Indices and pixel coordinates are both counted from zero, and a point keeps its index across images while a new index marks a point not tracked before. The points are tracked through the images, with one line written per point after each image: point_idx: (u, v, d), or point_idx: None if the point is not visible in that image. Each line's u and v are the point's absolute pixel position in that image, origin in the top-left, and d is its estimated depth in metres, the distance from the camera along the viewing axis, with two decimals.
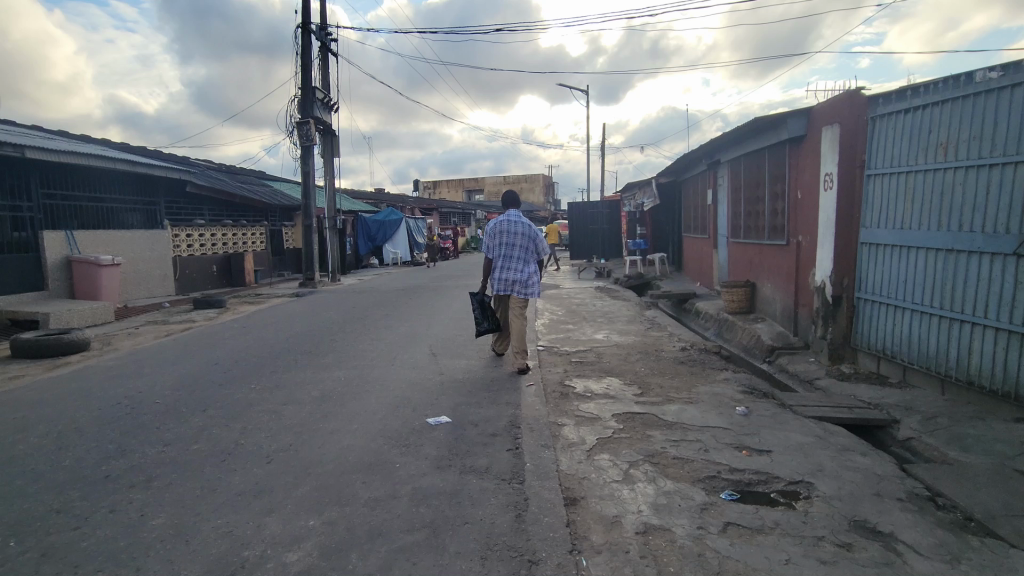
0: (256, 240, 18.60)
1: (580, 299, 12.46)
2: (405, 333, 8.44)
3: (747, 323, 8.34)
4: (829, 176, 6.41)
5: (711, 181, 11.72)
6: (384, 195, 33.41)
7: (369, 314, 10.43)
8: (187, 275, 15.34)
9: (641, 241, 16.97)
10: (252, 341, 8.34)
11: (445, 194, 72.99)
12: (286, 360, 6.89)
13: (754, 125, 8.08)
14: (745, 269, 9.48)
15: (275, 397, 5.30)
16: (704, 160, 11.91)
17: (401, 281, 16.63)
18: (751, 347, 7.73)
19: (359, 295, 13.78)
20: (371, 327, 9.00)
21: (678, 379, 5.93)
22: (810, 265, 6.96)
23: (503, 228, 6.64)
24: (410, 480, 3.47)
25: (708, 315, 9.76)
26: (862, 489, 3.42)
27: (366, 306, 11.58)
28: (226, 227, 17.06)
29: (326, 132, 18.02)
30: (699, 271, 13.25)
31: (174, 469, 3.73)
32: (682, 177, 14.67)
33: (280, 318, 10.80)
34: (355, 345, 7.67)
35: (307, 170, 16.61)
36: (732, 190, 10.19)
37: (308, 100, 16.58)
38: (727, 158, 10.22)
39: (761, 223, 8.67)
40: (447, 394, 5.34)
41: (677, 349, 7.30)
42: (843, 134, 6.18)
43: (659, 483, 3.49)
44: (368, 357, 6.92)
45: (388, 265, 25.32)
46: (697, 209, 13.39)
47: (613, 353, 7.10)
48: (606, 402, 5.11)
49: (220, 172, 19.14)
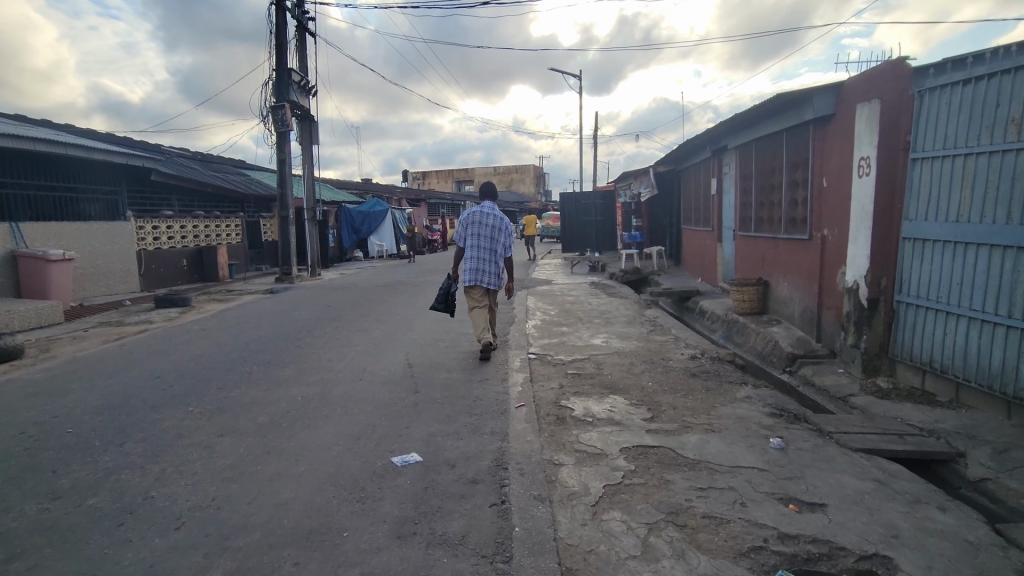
0: (231, 232, 17.57)
1: (574, 296, 11.61)
2: (380, 338, 7.55)
3: (760, 327, 7.51)
4: (864, 161, 5.57)
5: (715, 170, 10.91)
6: (369, 185, 32.31)
7: (344, 315, 9.51)
8: (153, 270, 14.34)
9: (637, 234, 16.14)
10: (207, 348, 7.41)
11: (434, 185, 71.85)
12: (240, 372, 6.00)
13: (770, 105, 7.25)
14: (755, 264, 8.66)
15: (212, 425, 4.39)
16: (707, 147, 11.09)
17: (385, 276, 15.69)
18: (768, 355, 6.90)
19: (337, 292, 12.84)
20: (342, 331, 8.10)
21: (691, 398, 5.10)
22: (838, 262, 6.13)
23: (477, 218, 6.80)
24: (360, 561, 2.59)
25: (714, 316, 8.96)
26: (959, 570, 2.59)
27: (341, 305, 10.64)
28: (198, 218, 16.04)
29: (304, 118, 17.02)
30: (700, 266, 12.45)
31: (50, 540, 2.83)
32: (681, 166, 13.84)
33: (246, 319, 9.87)
34: (322, 353, 6.76)
35: (283, 157, 15.63)
36: (741, 178, 9.36)
37: (283, 83, 15.59)
38: (736, 143, 9.39)
39: (776, 215, 7.86)
40: (420, 419, 4.47)
41: (687, 358, 6.46)
42: (882, 112, 5.33)
43: (690, 560, 2.64)
44: (334, 369, 6.04)
45: (373, 258, 24.35)
46: (699, 200, 12.59)
47: (614, 363, 6.25)
48: (610, 430, 4.26)
49: (192, 160, 18.08)
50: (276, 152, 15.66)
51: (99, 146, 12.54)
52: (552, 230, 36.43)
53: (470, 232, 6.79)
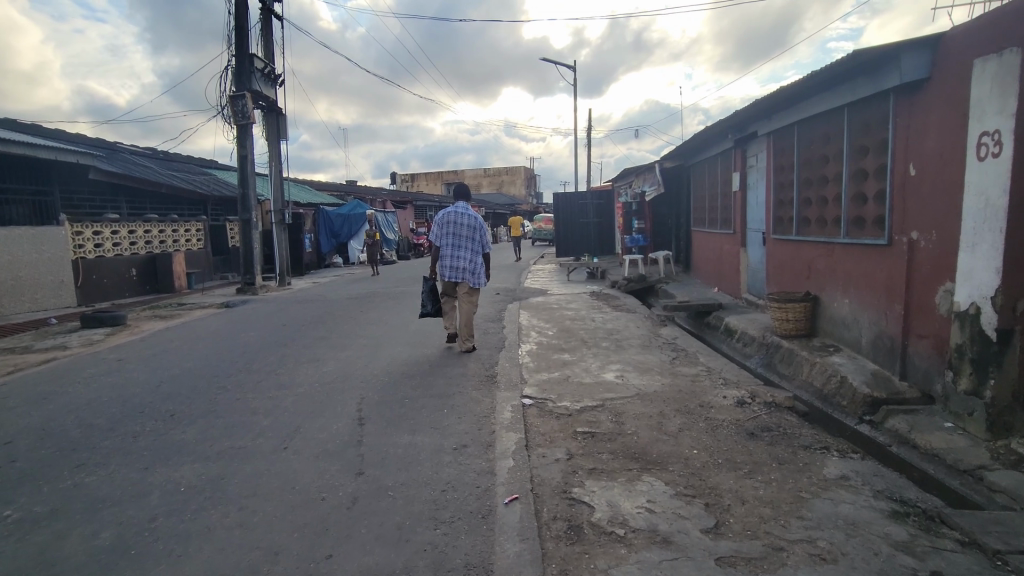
0: (190, 236, 15.83)
1: (574, 310, 10.02)
2: (331, 375, 5.90)
3: (815, 356, 5.96)
4: (989, 137, 3.99)
5: (737, 163, 9.43)
6: (351, 186, 30.58)
7: (299, 338, 7.88)
8: (94, 281, 12.60)
9: (639, 237, 14.67)
10: (106, 388, 5.75)
11: (423, 187, 70.27)
12: (122, 435, 4.33)
13: (829, 75, 5.70)
14: (798, 274, 7.13)
15: (20, 552, 2.75)
16: (728, 135, 9.57)
17: (360, 286, 14.03)
18: (832, 394, 5.32)
19: (300, 306, 11.16)
20: (289, 363, 6.44)
21: (760, 479, 3.50)
22: (938, 276, 4.58)
23: (458, 214, 7.06)
24: None
25: (747, 338, 7.38)
26: None
27: (299, 325, 8.97)
28: (149, 222, 14.28)
29: (270, 110, 15.39)
30: (717, 274, 10.95)
31: None
32: (692, 160, 12.34)
33: (181, 342, 8.17)
34: (250, 399, 5.13)
35: (244, 152, 13.97)
36: (774, 169, 7.85)
37: (244, 71, 13.91)
38: (769, 127, 7.87)
39: (830, 213, 6.31)
40: (356, 535, 2.85)
41: (731, 403, 4.86)
42: (1019, 68, 3.77)
43: None
44: (256, 428, 4.38)
45: (353, 265, 22.70)
46: (715, 198, 11.07)
47: (638, 412, 4.65)
48: (655, 556, 2.65)
49: (146, 159, 16.35)
50: (237, 148, 14.02)
51: (22, 140, 10.83)
52: (544, 233, 34.64)
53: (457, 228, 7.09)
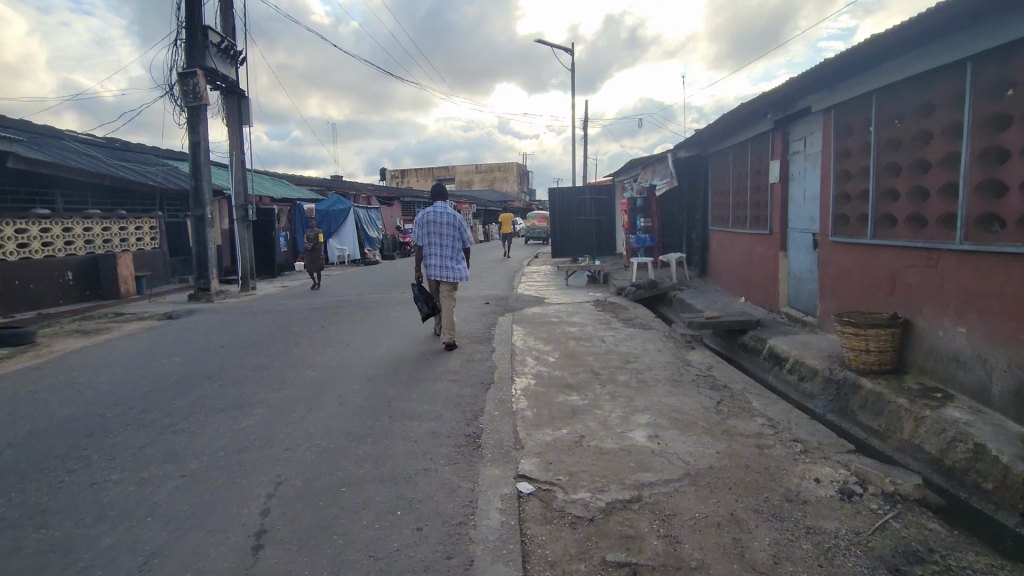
0: (140, 235, 14.05)
1: (578, 326, 8.32)
2: (249, 435, 4.22)
3: (920, 406, 4.33)
4: None
5: (776, 150, 7.82)
6: (332, 180, 28.68)
7: (229, 369, 6.14)
8: (16, 287, 10.94)
9: (646, 238, 13.12)
10: None
11: (412, 183, 68.30)
12: None
13: (952, 14, 4.11)
14: (874, 291, 5.52)
15: None
16: (765, 116, 7.97)
17: (331, 293, 12.28)
18: (965, 471, 3.70)
19: (251, 319, 9.40)
20: (199, 414, 4.73)
21: None
22: None
23: (438, 213, 6.94)
24: None
25: (804, 370, 5.75)
26: None
27: (239, 347, 7.25)
28: (89, 219, 12.57)
29: (230, 93, 13.66)
30: (744, 282, 9.33)
31: None
32: (712, 148, 10.70)
33: (81, 371, 6.41)
34: (107, 486, 3.42)
35: (198, 138, 12.22)
36: (835, 154, 6.22)
37: (197, 46, 12.15)
38: (828, 100, 6.25)
39: (936, 210, 4.69)
40: None
41: (832, 495, 3.24)
42: None
43: None
44: (87, 557, 2.70)
45: (332, 266, 20.89)
46: (741, 192, 9.44)
47: (697, 519, 2.99)
48: None
49: (91, 148, 14.50)
50: (189, 134, 12.28)
51: None
52: (536, 231, 32.78)
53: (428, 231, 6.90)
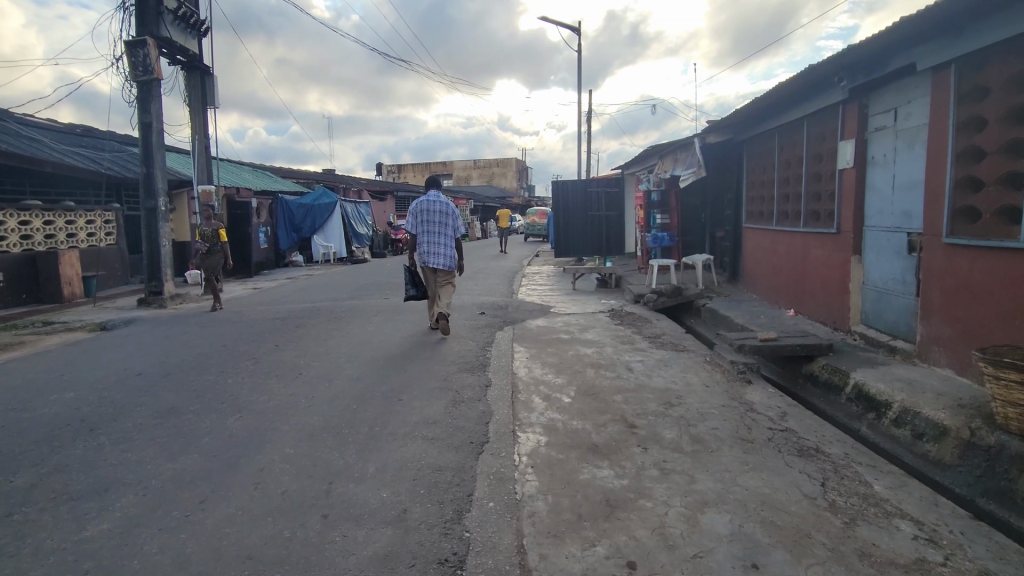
0: (90, 230, 12.33)
1: (594, 347, 6.67)
2: (80, 566, 2.56)
3: None
4: None
5: (851, 126, 6.14)
6: (321, 173, 26.98)
7: (124, 415, 4.48)
8: None
9: (665, 236, 11.43)
10: None
11: (410, 177, 66.61)
12: None
13: None
14: None
15: None
16: (835, 83, 6.27)
17: (302, 299, 10.62)
18: None
19: (195, 332, 7.75)
20: (29, 508, 3.06)
21: None
22: None
23: (429, 202, 6.46)
24: None
25: (922, 425, 4.11)
26: None
27: (159, 375, 5.58)
28: (25, 211, 10.85)
29: (191, 68, 11.97)
30: (793, 291, 7.68)
31: None
32: (752, 129, 9.02)
33: None
34: None
35: (148, 119, 10.51)
36: (958, 127, 4.56)
37: (149, 11, 10.38)
38: (949, 52, 4.55)
39: None
40: None
41: None
42: None
43: None
44: None
45: (316, 264, 19.24)
46: (792, 181, 7.77)
47: None
48: None
49: (38, 131, 12.84)
50: (138, 113, 10.54)
51: None
52: (537, 228, 31.14)
53: (421, 222, 6.39)
